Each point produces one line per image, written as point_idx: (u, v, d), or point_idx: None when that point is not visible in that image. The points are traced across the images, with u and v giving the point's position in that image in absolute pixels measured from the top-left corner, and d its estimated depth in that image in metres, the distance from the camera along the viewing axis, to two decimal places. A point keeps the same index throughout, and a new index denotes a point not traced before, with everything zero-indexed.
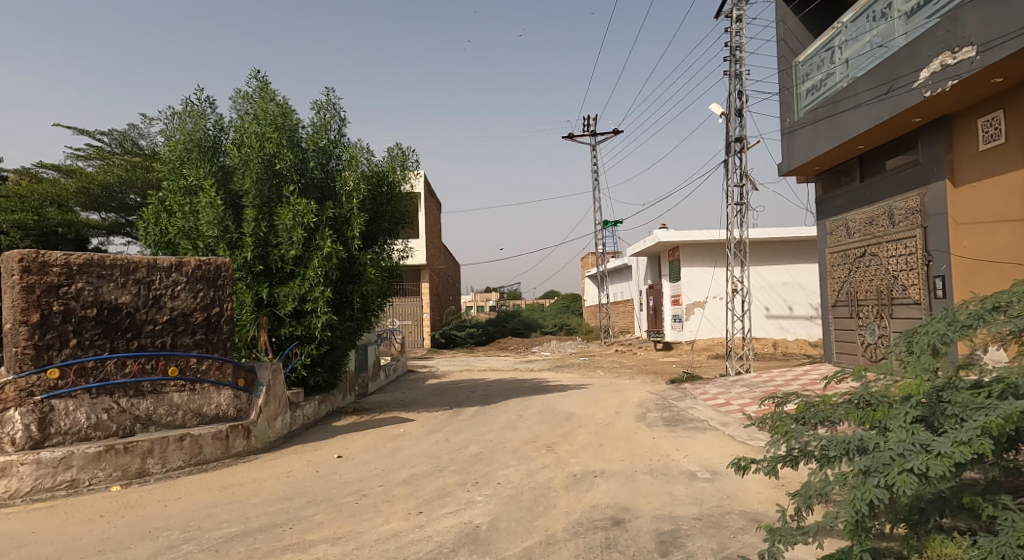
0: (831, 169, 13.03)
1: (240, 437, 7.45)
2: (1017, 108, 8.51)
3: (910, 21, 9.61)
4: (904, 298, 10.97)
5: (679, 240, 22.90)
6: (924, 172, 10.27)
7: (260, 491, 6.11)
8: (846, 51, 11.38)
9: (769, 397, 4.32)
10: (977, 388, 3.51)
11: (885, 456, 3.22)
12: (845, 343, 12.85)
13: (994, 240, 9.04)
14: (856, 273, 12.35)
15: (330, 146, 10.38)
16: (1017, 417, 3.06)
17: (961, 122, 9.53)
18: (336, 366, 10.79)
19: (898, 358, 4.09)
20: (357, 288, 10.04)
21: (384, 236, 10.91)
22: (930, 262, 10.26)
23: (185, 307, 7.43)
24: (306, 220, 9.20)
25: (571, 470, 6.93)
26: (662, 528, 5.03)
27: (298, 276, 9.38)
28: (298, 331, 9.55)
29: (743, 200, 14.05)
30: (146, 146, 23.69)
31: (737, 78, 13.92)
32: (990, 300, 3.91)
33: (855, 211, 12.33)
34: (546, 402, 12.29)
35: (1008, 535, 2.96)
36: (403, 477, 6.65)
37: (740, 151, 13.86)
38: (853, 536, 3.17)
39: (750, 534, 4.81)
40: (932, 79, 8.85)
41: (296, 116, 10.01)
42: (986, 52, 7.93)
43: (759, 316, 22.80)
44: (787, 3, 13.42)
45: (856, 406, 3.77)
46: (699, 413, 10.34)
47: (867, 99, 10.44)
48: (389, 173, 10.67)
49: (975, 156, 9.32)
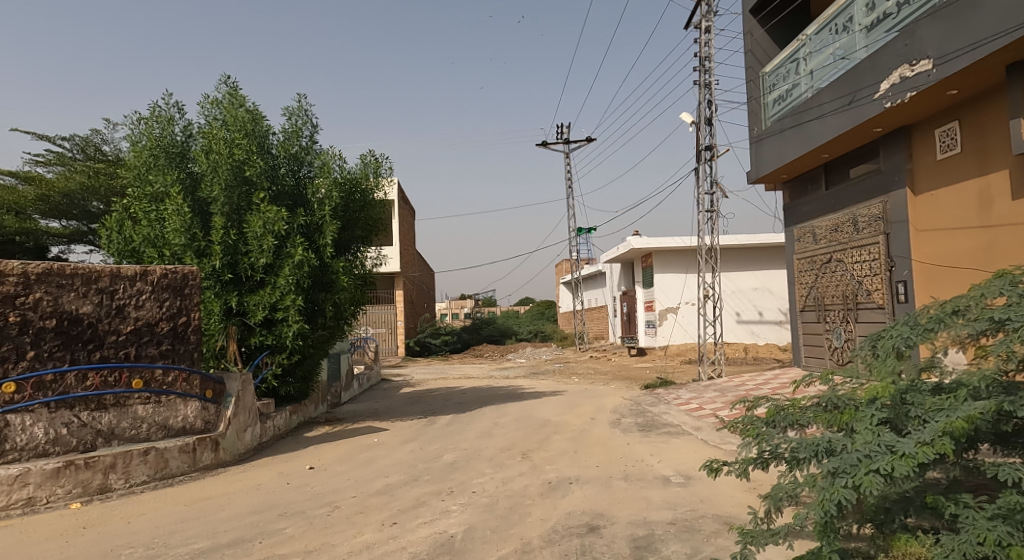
0: (798, 179, 13.37)
1: (207, 450, 7.27)
2: (971, 119, 8.81)
3: (871, 34, 9.88)
4: (869, 303, 11.23)
5: (652, 247, 23.10)
6: (886, 181, 10.57)
7: (229, 505, 5.97)
8: (810, 63, 11.68)
9: (740, 401, 4.39)
10: (939, 390, 3.62)
11: (852, 457, 3.28)
12: (814, 348, 13.09)
13: (954, 246, 9.29)
14: (823, 279, 12.64)
15: (302, 152, 10.30)
16: (977, 417, 3.14)
17: (920, 133, 9.87)
18: (308, 375, 10.64)
19: (864, 362, 4.16)
20: (330, 296, 9.95)
21: (357, 244, 10.87)
22: (892, 267, 10.55)
23: (150, 317, 7.26)
24: (277, 228, 9.08)
25: (546, 477, 6.93)
26: (637, 534, 5.06)
27: (269, 284, 9.25)
28: (268, 340, 9.36)
29: (713, 207, 14.28)
30: (109, 152, 23.08)
31: (707, 87, 14.18)
32: (950, 304, 3.98)
33: (821, 217, 12.62)
34: (522, 409, 12.25)
35: (969, 533, 3.03)
36: (377, 487, 6.58)
37: (710, 159, 14.10)
38: (823, 537, 3.25)
39: (723, 538, 4.86)
40: (892, 90, 9.12)
41: (266, 122, 9.88)
42: (942, 66, 8.20)
43: (731, 321, 23.17)
44: (753, 16, 13.80)
45: (824, 410, 3.87)
46: (673, 418, 10.43)
47: (830, 109, 10.73)
48: (362, 179, 10.68)
49: (933, 165, 9.62)
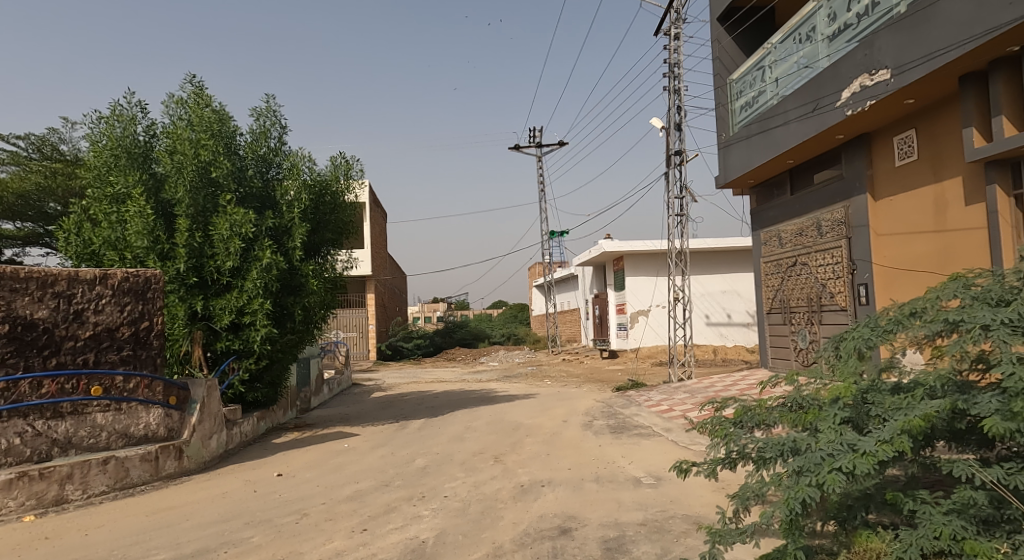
0: (764, 184, 13.65)
1: (171, 458, 7.13)
2: (927, 127, 9.10)
3: (832, 44, 10.15)
4: (832, 305, 11.51)
5: (623, 250, 23.32)
6: (848, 187, 10.86)
7: (193, 514, 5.85)
8: (775, 71, 11.94)
9: (708, 402, 4.46)
10: (898, 390, 3.73)
11: (816, 456, 3.36)
12: (780, 349, 13.36)
13: (912, 249, 9.58)
14: (788, 282, 12.92)
15: (270, 154, 10.17)
16: (933, 416, 3.25)
17: (879, 141, 10.17)
18: (276, 381, 10.47)
19: (828, 362, 4.25)
20: (299, 300, 9.82)
21: (327, 247, 10.77)
22: (854, 270, 10.83)
23: (110, 322, 7.09)
24: (244, 230, 8.93)
25: (518, 480, 6.94)
26: (608, 535, 5.10)
27: (235, 288, 9.09)
28: (235, 345, 9.19)
29: (683, 211, 14.49)
30: (67, 151, 22.42)
31: (676, 93, 14.39)
32: (907, 306, 4.09)
33: (786, 221, 12.90)
34: (494, 412, 12.25)
35: (926, 528, 3.12)
36: (347, 494, 6.51)
37: (680, 164, 14.31)
38: (788, 534, 3.32)
39: (692, 538, 4.93)
40: (853, 99, 9.39)
41: (233, 123, 9.71)
42: (899, 76, 8.46)
43: (700, 324, 23.50)
44: (720, 23, 14.06)
45: (789, 410, 3.97)
46: (644, 420, 10.54)
47: (795, 116, 10.98)
48: (332, 182, 10.60)
49: (891, 171, 9.92)
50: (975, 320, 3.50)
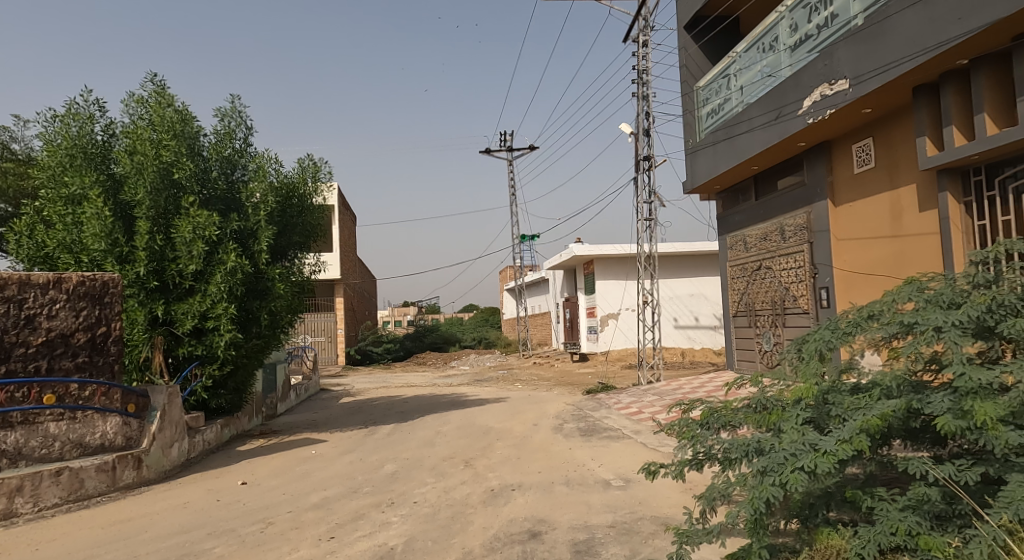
0: (730, 189, 13.92)
1: (129, 467, 6.92)
2: (883, 136, 9.39)
3: (794, 53, 10.41)
4: (795, 308, 11.78)
5: (593, 254, 23.49)
6: (809, 193, 11.14)
7: (152, 526, 5.69)
8: (740, 79, 12.20)
9: (676, 404, 4.51)
10: (857, 391, 3.84)
11: (779, 456, 3.43)
12: (746, 352, 13.61)
13: (870, 254, 9.86)
14: (753, 285, 13.17)
15: (235, 155, 10.00)
16: (889, 415, 3.35)
17: (839, 148, 10.46)
18: (241, 387, 10.26)
19: (790, 364, 4.35)
20: (265, 304, 9.66)
21: (294, 250, 10.63)
22: (816, 274, 11.10)
23: (65, 327, 6.88)
24: (207, 233, 8.75)
25: (488, 485, 6.93)
26: (578, 538, 5.12)
27: (198, 292, 8.89)
28: (197, 350, 8.99)
29: (651, 216, 14.67)
30: (20, 151, 21.68)
31: (644, 99, 14.59)
32: (866, 309, 4.21)
33: (751, 226, 13.16)
34: (464, 417, 12.21)
35: (883, 524, 3.21)
36: (314, 501, 6.42)
37: (648, 169, 14.49)
38: (752, 533, 3.38)
39: (660, 538, 4.99)
40: (814, 107, 9.63)
41: (197, 123, 9.52)
42: (858, 85, 8.71)
43: (668, 327, 23.81)
44: (687, 31, 14.30)
45: (754, 411, 4.07)
46: (613, 422, 10.63)
47: (759, 124, 11.22)
48: (299, 184, 10.49)
49: (851, 178, 10.20)
50: (928, 322, 3.62)
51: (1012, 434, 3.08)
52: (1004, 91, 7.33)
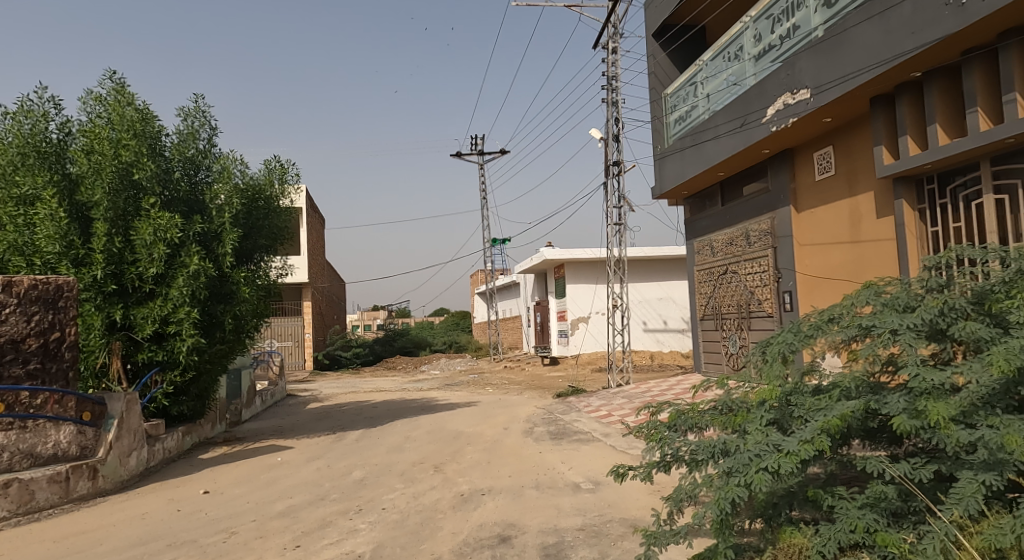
0: (697, 195, 14.14)
1: (83, 478, 6.69)
2: (843, 144, 9.66)
3: (759, 63, 10.64)
4: (760, 311, 12.00)
5: (563, 258, 23.60)
6: (773, 199, 11.39)
7: (109, 538, 5.52)
8: (706, 87, 12.42)
9: (645, 407, 4.55)
10: (818, 392, 3.93)
11: (744, 457, 3.49)
12: (712, 355, 13.81)
13: (831, 259, 10.12)
14: (719, 289, 13.39)
15: (199, 156, 9.79)
16: (848, 416, 3.43)
17: (801, 156, 10.71)
18: (204, 394, 10.02)
19: (755, 366, 4.42)
20: (229, 308, 9.46)
21: (260, 253, 10.46)
22: (780, 278, 11.34)
23: (16, 333, 6.64)
24: (169, 236, 8.53)
25: (458, 490, 6.90)
26: (547, 542, 5.13)
27: (159, 296, 8.67)
28: (158, 356, 8.76)
29: (621, 220, 14.82)
30: None
31: (614, 105, 14.74)
32: (827, 312, 4.30)
33: (717, 231, 13.39)
34: (434, 421, 12.14)
35: (843, 522, 3.28)
36: (279, 509, 6.30)
37: (618, 174, 14.63)
38: (719, 533, 3.43)
39: (629, 540, 5.03)
40: (778, 115, 9.85)
41: (158, 122, 9.28)
42: (819, 95, 8.94)
43: (637, 330, 24.04)
44: (656, 39, 14.50)
45: (720, 413, 4.13)
46: (583, 426, 10.68)
47: (725, 131, 11.44)
48: (265, 187, 10.34)
49: (812, 185, 10.46)
50: (885, 325, 3.72)
51: (963, 433, 3.18)
52: (954, 103, 7.61)
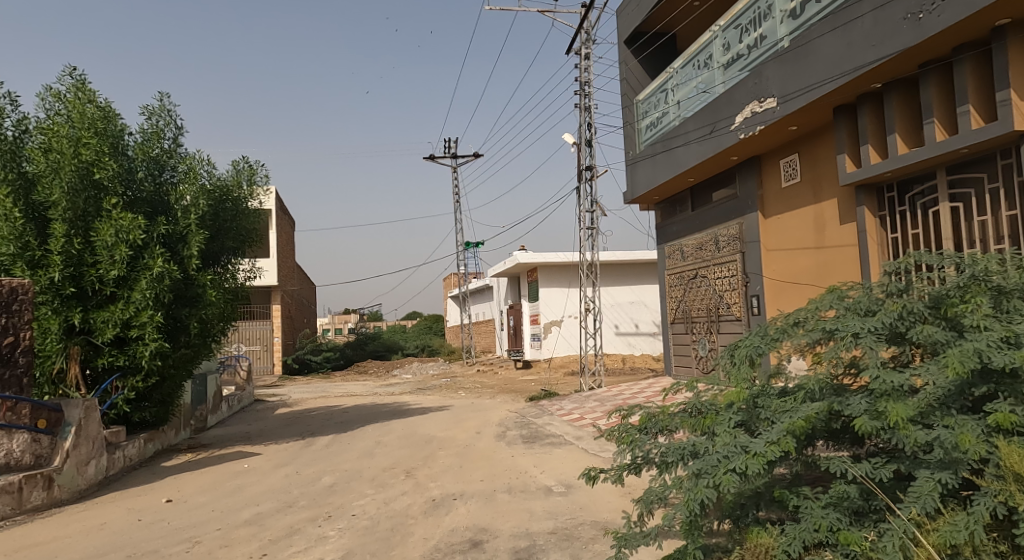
0: (668, 200, 14.31)
1: (37, 488, 6.47)
2: (808, 152, 9.87)
3: (728, 71, 10.82)
4: (728, 315, 12.19)
5: (536, 262, 23.67)
6: (741, 205, 11.59)
7: (65, 550, 5.35)
8: (677, 94, 12.59)
9: (616, 410, 4.57)
10: (784, 394, 4.00)
11: (713, 459, 3.53)
12: (683, 358, 13.97)
13: (796, 264, 10.32)
14: (689, 293, 13.56)
15: (163, 155, 9.57)
16: (813, 417, 3.49)
17: (768, 163, 10.92)
18: (168, 399, 9.78)
19: (725, 371, 4.37)
20: (195, 312, 9.25)
21: (227, 255, 10.27)
22: (748, 283, 11.53)
23: None
24: (131, 237, 8.31)
25: (430, 495, 6.85)
26: (519, 546, 5.12)
27: (121, 299, 8.43)
28: (119, 361, 8.53)
29: (593, 224, 14.92)
30: None
31: (587, 111, 14.85)
32: (792, 316, 4.37)
33: (687, 236, 13.56)
34: (406, 426, 12.04)
35: (808, 521, 3.34)
36: (245, 517, 6.18)
37: (590, 179, 14.74)
38: (688, 535, 3.46)
39: (600, 543, 5.05)
40: (746, 123, 10.03)
41: (121, 121, 9.04)
42: (785, 104, 9.12)
43: (609, 334, 24.22)
44: (628, 46, 14.66)
45: (690, 415, 4.14)
46: (556, 429, 10.71)
47: (695, 137, 11.60)
48: (234, 188, 10.15)
49: (779, 191, 10.67)
50: (847, 328, 3.81)
51: (921, 433, 3.27)
52: (912, 114, 7.84)
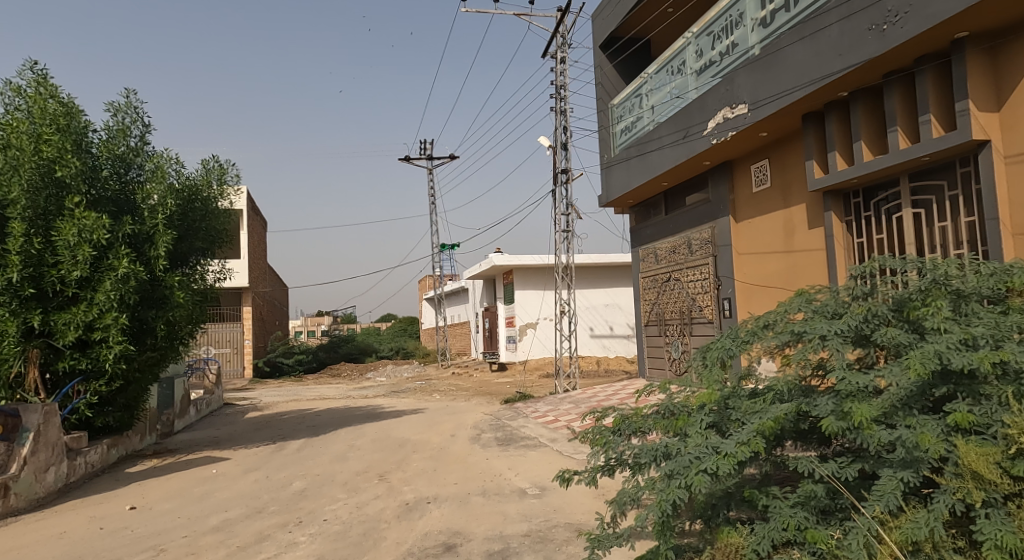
0: (643, 203, 14.44)
1: None
2: (778, 158, 10.04)
3: (701, 77, 10.96)
4: (701, 317, 12.33)
5: (512, 264, 23.67)
6: (713, 210, 11.74)
7: None
8: (651, 99, 12.71)
9: (590, 412, 4.58)
10: (755, 396, 4.06)
11: (685, 459, 3.55)
12: (656, 360, 14.09)
13: (766, 267, 10.49)
14: (663, 296, 13.69)
15: (130, 154, 9.35)
16: (782, 418, 3.54)
17: (740, 168, 11.08)
18: (132, 403, 9.54)
19: (696, 371, 4.48)
20: (161, 314, 9.03)
21: (196, 256, 10.07)
22: (720, 286, 11.68)
23: None
24: (95, 237, 8.10)
25: (403, 499, 6.78)
26: (493, 548, 5.11)
27: (83, 300, 8.19)
28: (81, 364, 8.28)
29: (568, 227, 14.98)
30: None
31: (562, 114, 14.91)
32: (762, 319, 4.42)
33: (661, 239, 13.69)
34: (379, 429, 11.93)
35: (777, 521, 3.39)
36: (213, 524, 6.05)
37: (566, 182, 14.80)
38: (660, 535, 3.48)
39: (573, 545, 5.06)
40: (718, 129, 10.17)
41: (85, 117, 8.80)
42: (756, 110, 9.27)
43: (584, 336, 24.32)
44: (603, 51, 14.77)
45: (663, 417, 4.17)
46: (530, 431, 10.71)
47: (668, 142, 11.72)
48: (203, 187, 9.96)
49: (750, 196, 10.84)
50: (815, 330, 3.87)
51: (884, 433, 3.33)
52: (877, 123, 8.03)
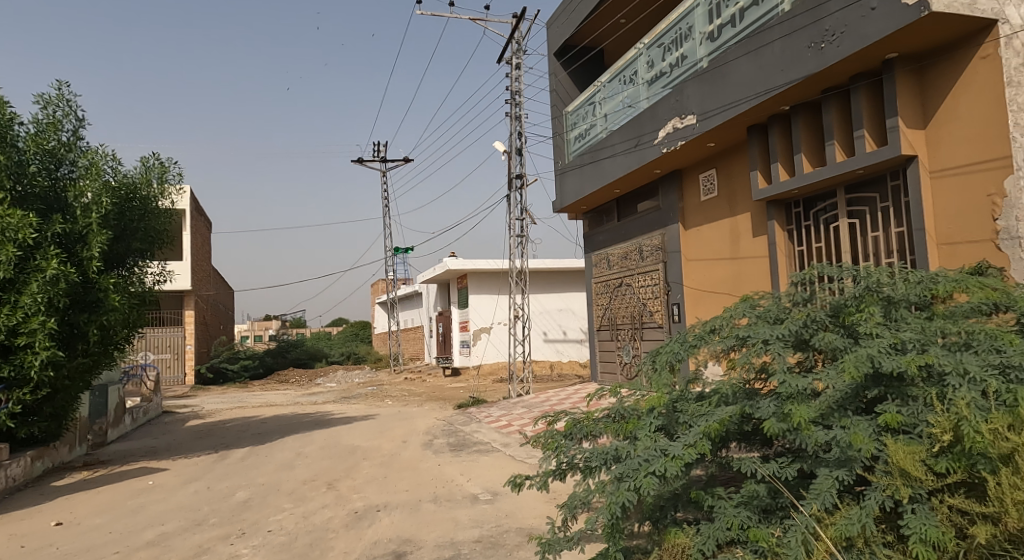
0: (596, 210, 14.62)
1: None
2: (725, 167, 10.32)
3: (652, 87, 11.18)
4: (651, 322, 12.54)
5: (466, 268, 23.61)
6: (664, 217, 11.98)
7: None
8: (604, 107, 12.90)
9: (542, 417, 4.59)
10: (702, 399, 4.15)
11: (634, 462, 3.60)
12: (608, 364, 14.26)
13: (714, 274, 10.75)
14: (615, 301, 13.87)
15: (61, 149, 8.89)
16: (727, 420, 3.63)
17: (689, 176, 11.34)
18: (60, 412, 9.06)
19: (646, 375, 4.56)
20: (95, 318, 8.61)
21: (134, 257, 9.67)
22: (669, 291, 11.91)
23: None
24: (21, 236, 7.67)
25: (352, 507, 6.64)
26: (443, 556, 5.05)
27: (6, 303, 7.73)
28: (3, 372, 7.81)
29: (522, 232, 15.03)
30: None
31: (517, 120, 14.98)
32: (709, 324, 4.51)
33: (613, 245, 13.89)
34: (328, 436, 11.68)
35: (721, 520, 3.46)
36: (148, 538, 5.79)
37: (520, 187, 14.85)
38: (610, 537, 3.51)
39: (524, 550, 5.06)
40: (668, 138, 10.39)
41: (11, 110, 8.35)
42: (703, 121, 9.51)
43: (538, 340, 24.43)
44: (557, 58, 14.91)
45: (613, 420, 4.22)
46: (483, 436, 10.67)
47: (620, 150, 11.91)
48: (141, 185, 9.57)
49: (698, 204, 11.10)
50: (758, 335, 3.98)
51: (820, 433, 3.44)
52: (816, 136, 8.35)
